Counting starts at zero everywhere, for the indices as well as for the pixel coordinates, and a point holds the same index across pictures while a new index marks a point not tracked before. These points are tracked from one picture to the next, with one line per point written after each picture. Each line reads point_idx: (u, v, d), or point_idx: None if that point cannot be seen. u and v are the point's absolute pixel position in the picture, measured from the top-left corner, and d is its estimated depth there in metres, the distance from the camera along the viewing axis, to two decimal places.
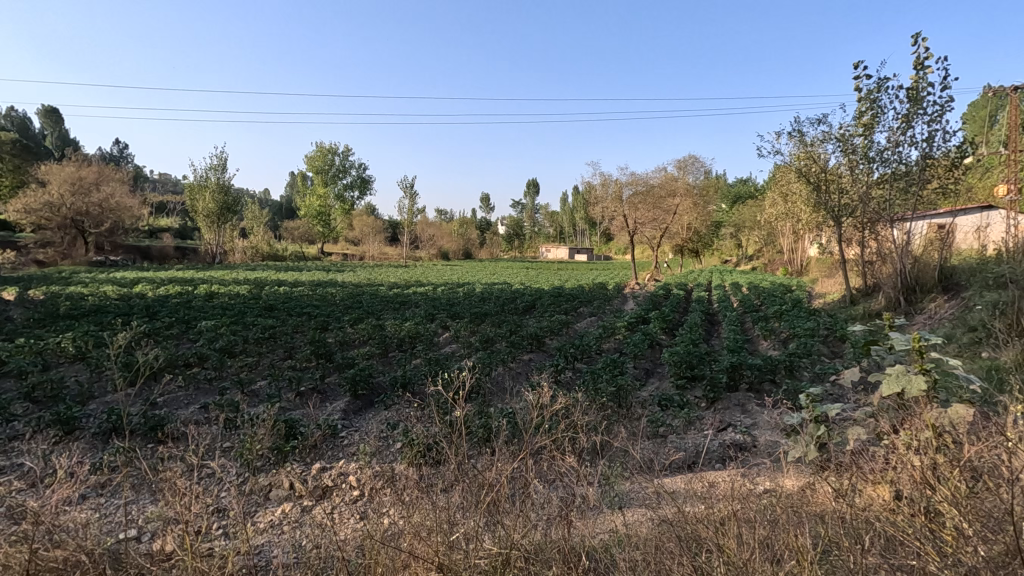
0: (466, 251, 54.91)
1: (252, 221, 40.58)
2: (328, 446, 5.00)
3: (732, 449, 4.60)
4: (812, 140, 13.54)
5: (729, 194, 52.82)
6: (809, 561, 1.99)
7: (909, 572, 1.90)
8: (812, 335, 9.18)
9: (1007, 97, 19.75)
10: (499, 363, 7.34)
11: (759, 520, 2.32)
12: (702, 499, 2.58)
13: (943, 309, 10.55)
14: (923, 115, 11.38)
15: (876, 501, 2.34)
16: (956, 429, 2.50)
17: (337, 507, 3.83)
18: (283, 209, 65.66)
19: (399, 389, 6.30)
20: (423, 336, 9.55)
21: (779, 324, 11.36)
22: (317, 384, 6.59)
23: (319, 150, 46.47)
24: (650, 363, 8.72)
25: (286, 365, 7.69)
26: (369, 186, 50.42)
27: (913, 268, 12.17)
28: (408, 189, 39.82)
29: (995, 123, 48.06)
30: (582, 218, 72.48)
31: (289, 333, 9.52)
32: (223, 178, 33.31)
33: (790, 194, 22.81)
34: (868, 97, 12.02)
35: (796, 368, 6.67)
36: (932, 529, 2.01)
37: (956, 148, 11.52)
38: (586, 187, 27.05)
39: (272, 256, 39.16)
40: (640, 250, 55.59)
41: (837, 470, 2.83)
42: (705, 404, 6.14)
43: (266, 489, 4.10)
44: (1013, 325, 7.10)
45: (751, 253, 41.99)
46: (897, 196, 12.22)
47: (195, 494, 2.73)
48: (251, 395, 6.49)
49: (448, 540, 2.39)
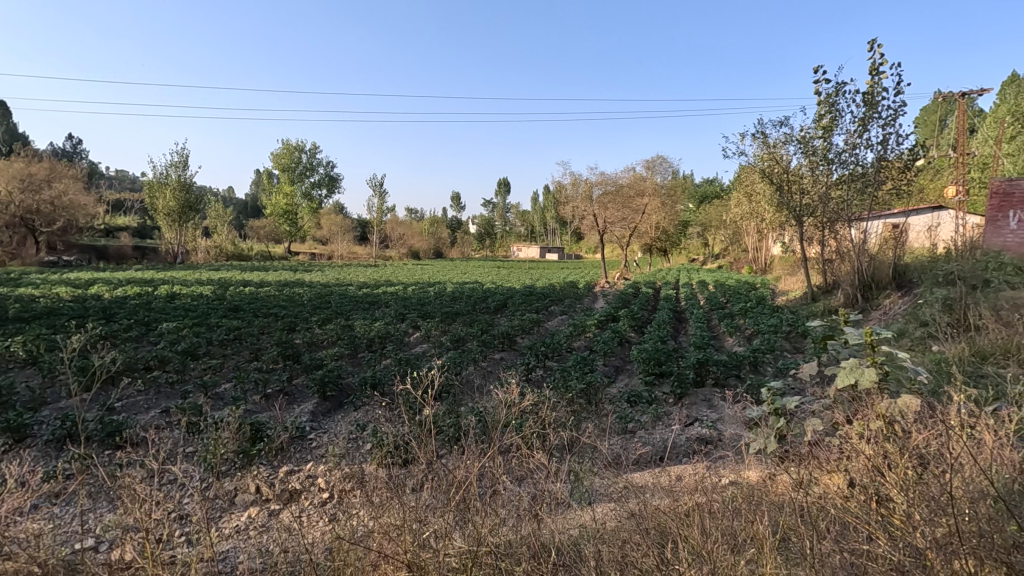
0: (437, 250, 54.53)
1: (214, 219, 39.45)
2: (296, 448, 4.92)
3: (698, 443, 4.70)
4: (775, 142, 13.92)
5: (695, 194, 53.88)
6: (768, 547, 2.07)
7: (859, 554, 1.99)
8: (775, 331, 9.46)
9: (956, 102, 20.70)
10: (470, 363, 7.33)
11: (722, 511, 2.39)
12: (668, 492, 2.63)
13: (897, 305, 10.99)
14: (879, 118, 11.86)
15: (831, 488, 2.45)
16: (905, 417, 2.63)
17: (305, 510, 3.77)
18: (248, 208, 64.12)
19: (368, 389, 6.25)
20: (393, 337, 9.45)
21: (744, 320, 11.65)
22: (284, 386, 6.48)
23: (286, 147, 45.58)
24: (619, 361, 8.84)
25: (252, 366, 7.54)
26: (337, 185, 49.63)
27: (869, 266, 12.62)
28: (377, 188, 39.32)
29: (945, 127, 50.43)
30: (553, 218, 72.92)
31: (255, 334, 9.32)
32: (184, 175, 32.28)
33: (754, 194, 23.45)
34: (827, 101, 12.44)
35: (759, 363, 6.88)
36: (880, 514, 2.11)
37: (909, 151, 12.11)
38: (557, 186, 27.25)
39: (236, 255, 38.17)
40: (610, 250, 56.16)
41: (794, 460, 2.95)
42: (672, 399, 6.26)
43: (231, 494, 4.00)
44: (961, 320, 7.46)
45: (717, 252, 42.94)
46: (855, 196, 12.72)
47: (157, 500, 2.66)
48: (215, 399, 6.34)
49: (417, 539, 2.39)
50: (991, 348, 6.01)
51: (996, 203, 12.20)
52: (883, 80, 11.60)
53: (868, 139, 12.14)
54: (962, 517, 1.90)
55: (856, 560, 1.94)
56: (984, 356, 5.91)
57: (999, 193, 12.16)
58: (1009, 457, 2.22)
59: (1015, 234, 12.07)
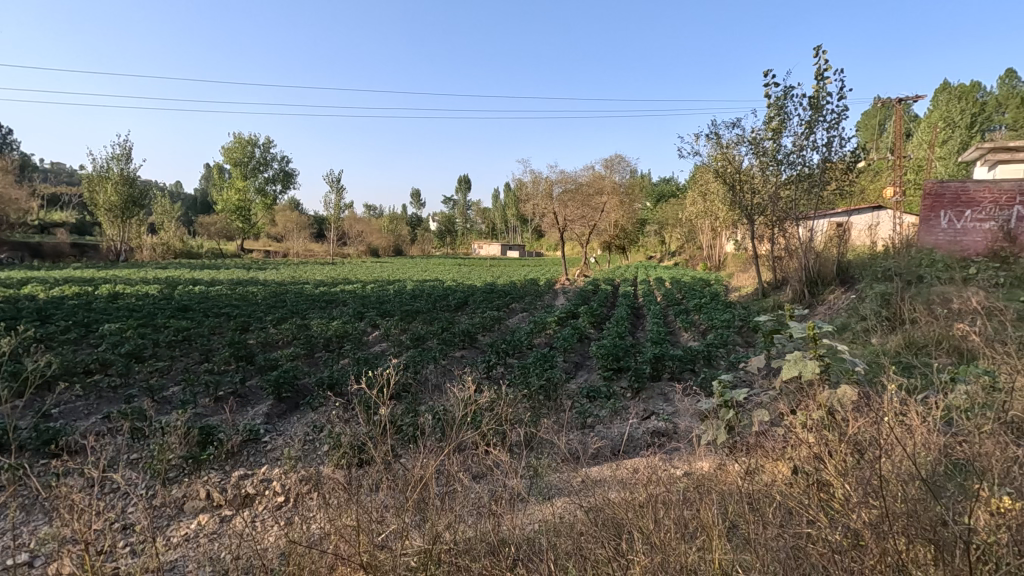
0: (396, 247, 53.91)
1: (161, 215, 37.75)
2: (250, 451, 4.77)
3: (654, 436, 4.82)
4: (728, 142, 14.36)
5: (652, 193, 55.06)
6: (716, 535, 2.14)
7: (802, 538, 2.08)
8: (728, 326, 9.79)
9: (893, 107, 21.82)
10: (429, 362, 7.26)
11: (675, 502, 2.46)
12: (624, 486, 2.69)
13: (841, 300, 11.52)
14: (824, 121, 12.38)
15: (777, 476, 2.57)
16: (845, 406, 2.77)
17: (259, 515, 3.66)
18: (198, 204, 61.70)
19: (325, 389, 6.11)
20: (352, 335, 9.27)
21: (699, 316, 12.01)
22: (236, 387, 6.27)
23: (238, 141, 44.08)
24: (579, 357, 8.94)
25: (202, 368, 7.26)
26: (292, 180, 48.31)
27: (815, 263, 13.13)
28: (335, 184, 38.44)
29: (883, 132, 53.30)
30: (514, 216, 73.17)
31: (205, 334, 8.98)
32: (127, 169, 30.70)
33: (708, 194, 24.21)
34: (776, 104, 12.91)
35: (712, 357, 7.08)
36: (821, 498, 2.22)
37: (851, 153, 12.72)
38: (517, 184, 27.29)
39: (184, 253, 36.77)
40: (570, 248, 56.71)
41: (743, 451, 3.07)
42: (630, 393, 6.40)
43: (180, 501, 3.85)
44: (897, 314, 7.89)
45: (674, 250, 44.05)
46: (802, 196, 13.25)
47: (95, 511, 2.53)
48: (162, 403, 6.07)
49: (373, 541, 2.36)
50: (923, 340, 6.38)
51: (929, 203, 12.86)
52: (828, 84, 12.09)
53: (814, 141, 12.67)
54: (893, 498, 2.02)
55: (798, 543, 2.04)
56: (916, 347, 6.28)
57: (931, 194, 12.83)
58: (935, 441, 2.37)
59: (946, 233, 12.77)
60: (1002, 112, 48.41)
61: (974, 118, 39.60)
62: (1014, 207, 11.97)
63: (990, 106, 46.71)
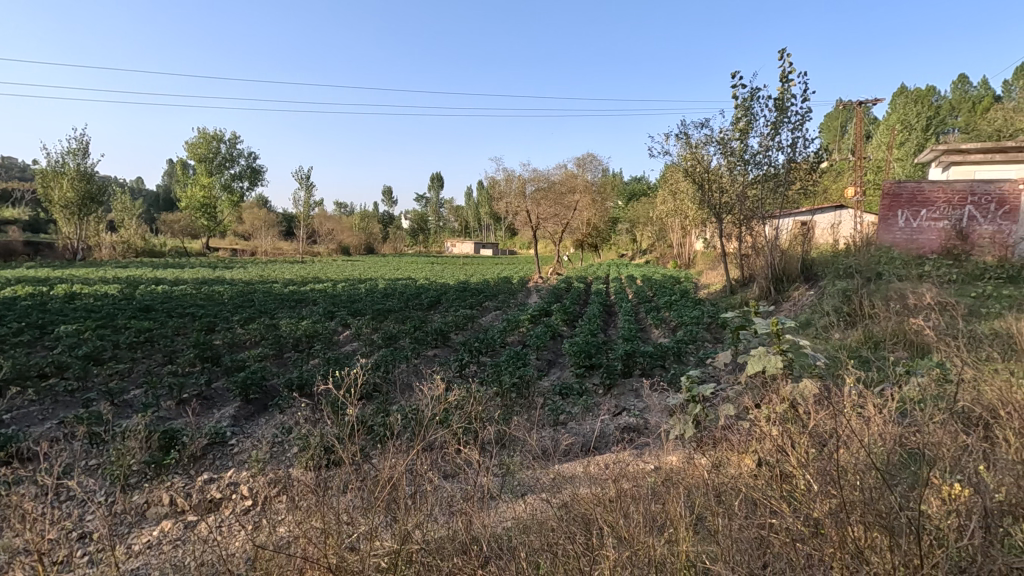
0: (368, 246, 53.32)
1: (121, 212, 36.49)
2: (215, 455, 4.65)
3: (625, 432, 4.88)
4: (697, 142, 14.64)
5: (624, 193, 55.73)
6: (683, 529, 2.19)
7: (766, 528, 2.14)
8: (697, 323, 10.01)
9: (854, 110, 22.54)
10: (402, 361, 7.20)
11: (644, 496, 2.50)
12: (595, 481, 2.72)
13: (805, 296, 11.86)
14: (788, 122, 12.72)
15: (743, 469, 2.63)
16: (807, 400, 2.85)
17: (225, 520, 3.58)
18: (160, 200, 59.79)
19: (295, 390, 6.01)
20: (322, 335, 9.13)
21: (669, 313, 12.20)
22: (201, 389, 6.11)
23: (202, 136, 42.91)
24: (551, 354, 8.99)
25: (165, 370, 7.05)
26: (260, 177, 47.29)
27: (781, 260, 13.35)
28: (304, 180, 37.73)
29: (844, 134, 55.07)
30: (487, 214, 73.13)
31: (168, 335, 8.71)
32: (84, 164, 29.56)
33: (678, 193, 24.66)
34: (743, 105, 13.20)
35: (682, 353, 7.22)
36: (784, 489, 2.29)
37: (814, 154, 13.10)
38: (490, 182, 27.25)
39: (148, 252, 36.04)
40: (543, 246, 56.93)
41: (710, 445, 3.14)
42: (602, 390, 6.48)
43: (142, 507, 3.73)
44: (858, 309, 8.17)
45: (645, 248, 44.68)
46: (768, 196, 13.58)
47: (49, 520, 2.43)
48: (122, 406, 5.87)
49: (343, 542, 2.34)
50: (882, 334, 6.61)
51: (887, 203, 13.35)
52: (792, 86, 12.41)
53: (779, 142, 13.00)
54: (851, 487, 2.09)
55: (763, 534, 2.09)
56: (874, 341, 6.51)
57: (890, 194, 13.31)
58: (891, 431, 2.46)
59: (902, 231, 13.28)
60: (955, 116, 50.58)
61: (929, 122, 41.28)
62: (965, 207, 12.51)
63: (944, 109, 48.72)
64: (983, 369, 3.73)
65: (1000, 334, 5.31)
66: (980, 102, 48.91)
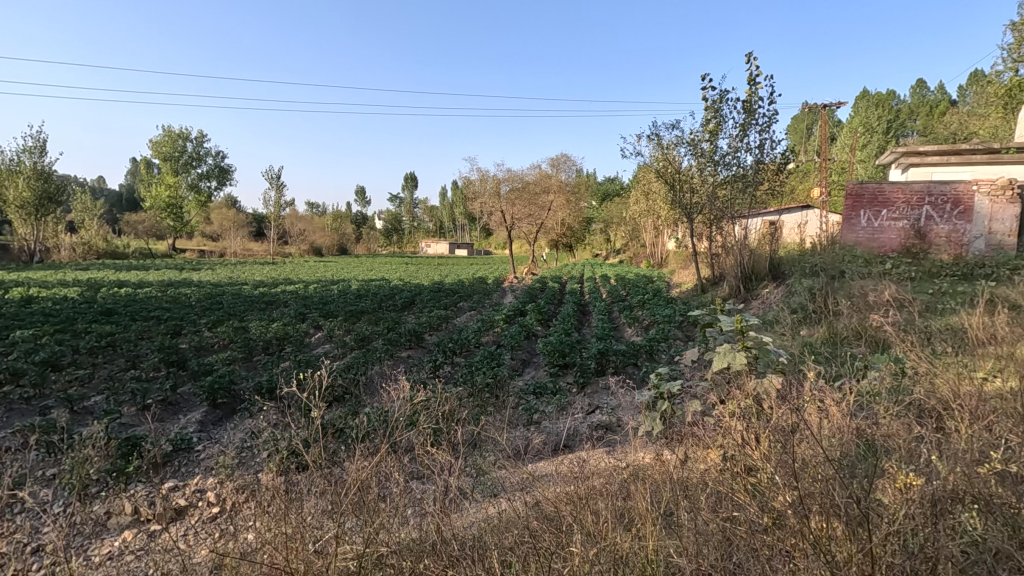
0: (341, 246, 52.58)
1: (81, 212, 35.22)
2: (181, 461, 4.54)
3: (598, 430, 4.93)
4: (668, 144, 14.86)
5: (597, 193, 56.23)
6: (650, 524, 2.23)
7: (731, 523, 2.18)
8: (669, 322, 10.17)
9: (819, 112, 23.17)
10: (375, 362, 7.14)
11: (613, 493, 2.53)
12: (565, 480, 2.75)
13: (772, 294, 12.16)
14: (756, 124, 13.00)
15: (709, 465, 2.69)
16: (770, 394, 2.93)
17: (191, 529, 3.50)
18: (123, 200, 57.89)
19: (264, 394, 5.90)
20: (293, 337, 8.98)
21: (641, 312, 12.38)
22: (166, 395, 5.96)
23: (167, 134, 41.94)
24: (526, 354, 9.01)
25: (128, 376, 6.83)
26: (228, 176, 46.23)
27: (749, 259, 13.63)
28: (274, 180, 36.98)
29: (809, 136, 56.65)
30: (461, 214, 72.93)
31: (132, 339, 8.45)
32: (41, 163, 28.50)
33: (650, 193, 25.03)
34: (712, 107, 13.47)
35: (654, 351, 7.32)
36: (747, 484, 2.35)
37: (781, 155, 13.43)
38: (464, 182, 27.12)
39: (110, 253, 34.68)
40: (518, 245, 57.05)
41: (678, 441, 3.20)
42: (576, 389, 6.52)
43: (103, 517, 3.63)
44: (823, 307, 8.41)
45: (619, 248, 45.16)
46: (737, 196, 13.87)
47: None
48: (82, 413, 5.67)
49: (310, 546, 2.31)
50: (845, 330, 6.80)
51: (850, 203, 13.78)
52: (760, 89, 12.68)
53: (747, 143, 13.29)
54: (810, 479, 2.15)
55: (727, 527, 2.14)
56: (837, 337, 6.70)
57: (853, 194, 13.73)
58: (850, 424, 2.53)
59: (865, 230, 13.71)
60: (914, 119, 52.53)
61: (889, 125, 42.75)
62: (923, 207, 12.98)
63: (904, 113, 50.53)
64: (936, 364, 3.87)
65: (955, 330, 5.51)
66: (936, 106, 50.95)
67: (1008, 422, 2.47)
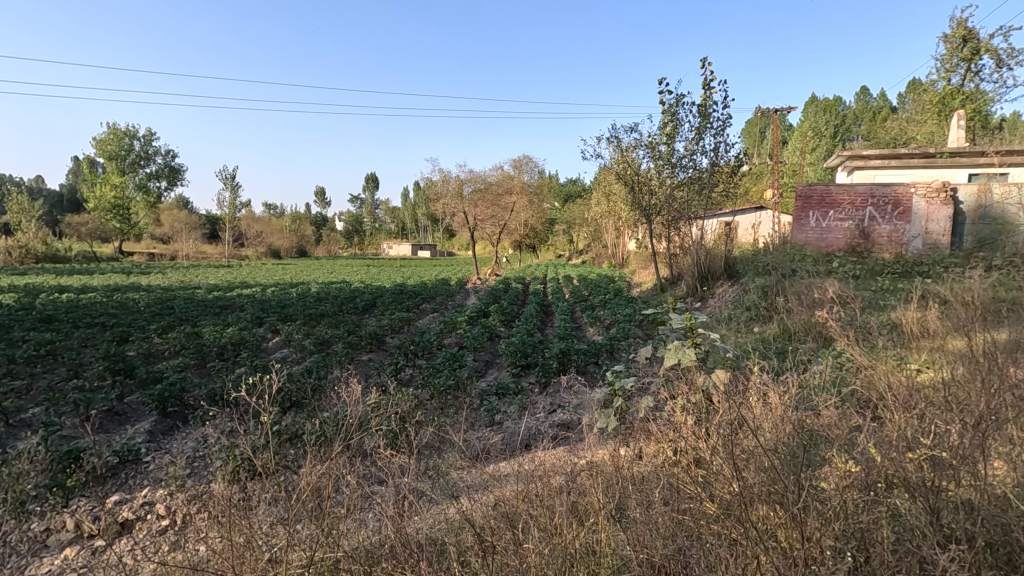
0: (300, 249, 51.20)
1: (17, 214, 33.12)
2: (128, 473, 4.34)
3: (558, 428, 5.01)
4: (627, 146, 15.11)
5: (560, 194, 56.77)
6: (603, 521, 2.29)
7: (682, 516, 2.26)
8: (629, 321, 10.40)
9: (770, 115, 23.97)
10: (335, 365, 7.03)
11: (568, 489, 2.59)
12: (522, 478, 2.76)
13: (727, 292, 12.55)
14: (711, 128, 13.40)
15: (662, 457, 2.77)
16: (718, 390, 3.04)
17: (139, 542, 3.38)
18: (64, 200, 54.77)
19: (216, 401, 5.72)
20: (249, 342, 8.74)
21: (602, 311, 12.57)
22: (111, 405, 5.68)
23: (112, 133, 40.09)
24: (489, 355, 9.03)
25: (69, 386, 6.49)
26: (179, 176, 44.41)
27: (706, 259, 13.98)
28: (229, 180, 35.74)
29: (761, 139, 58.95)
30: (425, 215, 72.28)
31: (73, 347, 8.03)
32: None
33: (611, 195, 25.45)
34: (669, 110, 13.80)
35: (614, 350, 7.46)
36: (696, 478, 2.44)
37: (734, 158, 13.88)
38: (427, 183, 26.88)
39: (49, 257, 32.74)
40: (481, 246, 56.88)
41: (633, 437, 3.28)
42: (538, 388, 6.58)
43: (43, 535, 3.46)
44: (774, 305, 8.72)
45: (581, 248, 45.69)
46: (694, 198, 14.26)
47: None
48: (19, 426, 5.37)
49: (264, 554, 2.29)
50: (795, 326, 7.08)
51: (799, 204, 14.35)
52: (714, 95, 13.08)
53: (703, 146, 13.68)
54: (752, 468, 2.25)
55: (679, 517, 2.22)
56: (788, 334, 6.97)
57: (802, 196, 14.30)
58: (792, 415, 2.65)
59: (813, 230, 14.30)
60: (859, 124, 55.10)
61: (837, 130, 44.69)
62: (866, 208, 13.64)
63: (850, 117, 52.92)
64: (873, 358, 4.09)
65: (893, 326, 5.83)
66: (879, 113, 53.70)
67: (936, 409, 2.62)
